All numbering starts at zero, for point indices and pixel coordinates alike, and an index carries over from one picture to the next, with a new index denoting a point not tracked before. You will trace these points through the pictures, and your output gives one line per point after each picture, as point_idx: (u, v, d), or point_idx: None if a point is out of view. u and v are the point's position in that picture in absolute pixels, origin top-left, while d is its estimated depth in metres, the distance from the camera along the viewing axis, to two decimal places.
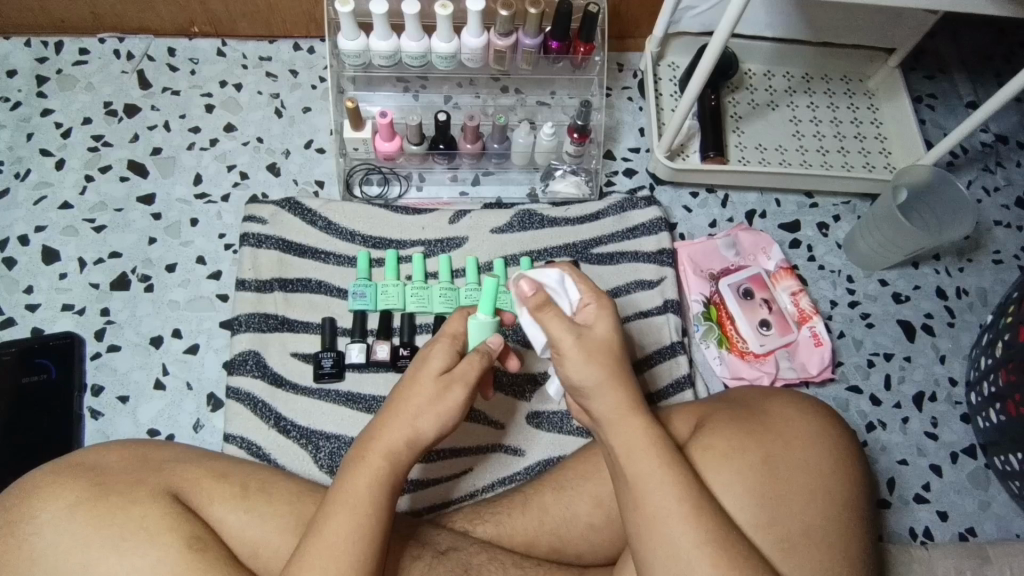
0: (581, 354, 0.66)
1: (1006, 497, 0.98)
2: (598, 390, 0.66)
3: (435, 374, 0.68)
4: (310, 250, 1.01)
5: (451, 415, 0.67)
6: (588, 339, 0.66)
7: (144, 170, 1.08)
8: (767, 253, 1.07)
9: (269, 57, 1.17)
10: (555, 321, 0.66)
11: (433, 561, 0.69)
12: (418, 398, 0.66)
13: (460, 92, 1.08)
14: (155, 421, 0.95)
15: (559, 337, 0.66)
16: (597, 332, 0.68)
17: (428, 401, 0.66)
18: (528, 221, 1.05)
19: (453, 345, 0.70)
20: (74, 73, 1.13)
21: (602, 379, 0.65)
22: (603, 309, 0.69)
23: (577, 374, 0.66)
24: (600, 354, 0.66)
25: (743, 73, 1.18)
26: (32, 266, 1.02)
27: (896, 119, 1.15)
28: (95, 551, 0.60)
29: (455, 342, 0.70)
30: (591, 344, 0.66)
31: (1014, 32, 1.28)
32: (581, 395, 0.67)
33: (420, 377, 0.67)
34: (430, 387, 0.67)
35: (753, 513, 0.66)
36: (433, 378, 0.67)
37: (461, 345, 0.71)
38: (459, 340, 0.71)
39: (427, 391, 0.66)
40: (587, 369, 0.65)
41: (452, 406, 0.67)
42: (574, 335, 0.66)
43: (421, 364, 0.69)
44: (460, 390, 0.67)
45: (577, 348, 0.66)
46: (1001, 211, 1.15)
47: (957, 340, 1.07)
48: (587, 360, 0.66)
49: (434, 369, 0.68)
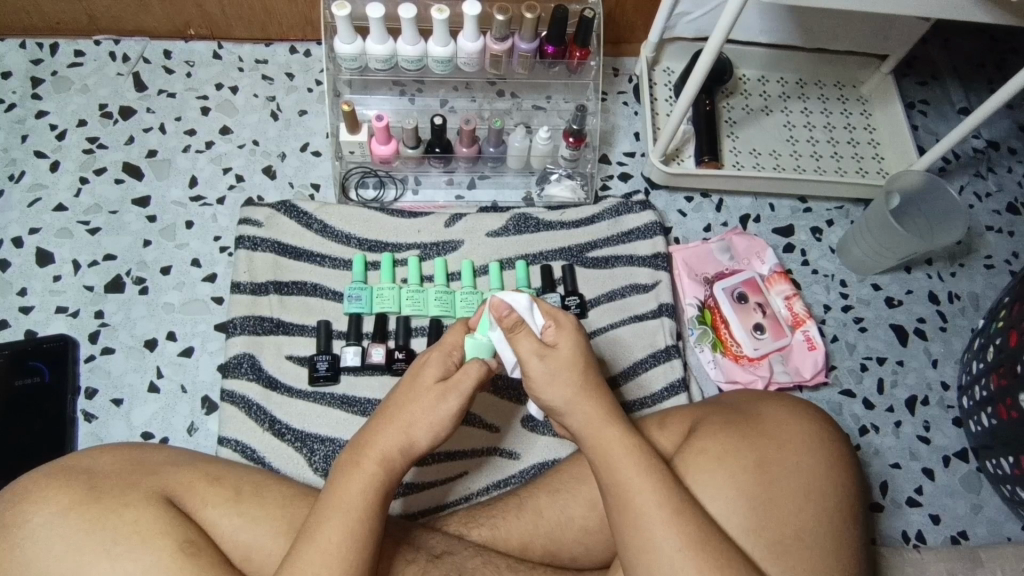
0: (546, 376, 0.67)
1: (997, 500, 0.98)
2: (571, 406, 0.67)
3: (430, 381, 0.67)
4: (305, 253, 1.01)
5: (446, 423, 0.66)
6: (556, 357, 0.67)
7: (139, 172, 1.08)
8: (761, 258, 1.08)
9: (265, 59, 1.17)
10: (525, 339, 0.67)
11: (428, 564, 0.69)
12: (406, 405, 0.66)
13: (456, 96, 1.09)
14: (148, 424, 0.94)
15: (527, 355, 0.67)
16: (560, 351, 0.67)
17: (416, 405, 0.66)
18: (524, 225, 1.05)
19: (450, 356, 0.69)
20: (70, 75, 1.13)
21: (571, 396, 0.66)
22: (563, 328, 0.69)
23: (547, 392, 0.67)
24: (569, 371, 0.67)
25: (737, 79, 1.19)
26: (25, 268, 1.02)
27: (889, 125, 1.15)
28: (88, 556, 0.59)
29: (452, 353, 0.70)
30: (557, 363, 0.67)
31: (1005, 40, 1.29)
32: (557, 413, 0.68)
33: (415, 383, 0.67)
34: (427, 395, 0.67)
35: (744, 518, 0.66)
36: (432, 385, 0.67)
37: (457, 357, 0.70)
38: (457, 351, 0.70)
39: (415, 396, 0.66)
40: (554, 389, 0.67)
41: (446, 413, 0.66)
42: (540, 356, 0.67)
43: (417, 371, 0.68)
44: (454, 399, 0.67)
45: (542, 369, 0.67)
46: (993, 216, 1.16)
47: (949, 344, 1.07)
48: (550, 383, 0.67)
49: (429, 376, 0.68)
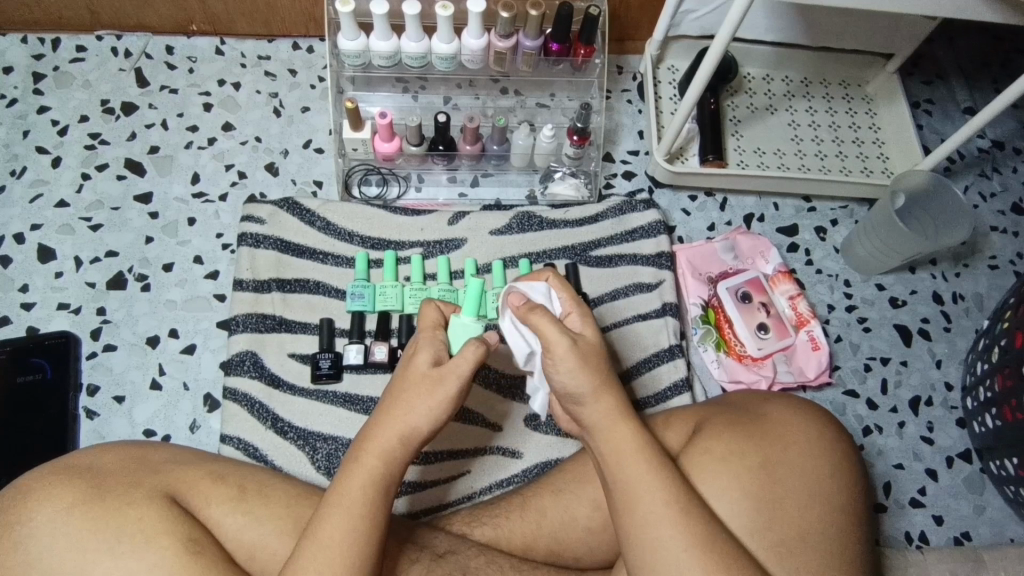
0: (575, 354, 0.65)
1: (1000, 501, 0.98)
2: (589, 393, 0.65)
3: (422, 368, 0.67)
4: (307, 250, 1.00)
5: (443, 410, 0.65)
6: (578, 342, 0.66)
7: (141, 169, 1.08)
8: (765, 257, 1.07)
9: (268, 56, 1.17)
10: (547, 322, 0.65)
11: (432, 564, 0.69)
12: (406, 392, 0.66)
13: (459, 93, 1.07)
14: (150, 422, 0.94)
15: (552, 336, 0.65)
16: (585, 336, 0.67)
17: (411, 392, 0.65)
18: (527, 223, 1.05)
19: (435, 337, 0.70)
20: (72, 71, 1.13)
21: (586, 383, 0.65)
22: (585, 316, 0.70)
23: (570, 376, 0.65)
24: (590, 355, 0.66)
25: (742, 77, 1.18)
26: (27, 265, 1.01)
27: (894, 124, 1.15)
28: (91, 555, 0.59)
29: (436, 334, 0.70)
30: (582, 345, 0.66)
31: (1010, 39, 1.28)
32: (571, 397, 0.66)
33: (411, 373, 0.67)
34: (419, 382, 0.66)
35: (750, 518, 0.66)
36: (425, 372, 0.66)
37: (441, 338, 0.70)
38: (440, 333, 0.70)
39: (415, 384, 0.66)
40: (573, 375, 0.65)
41: (445, 397, 0.65)
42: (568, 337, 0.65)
43: (409, 360, 0.68)
44: (452, 381, 0.66)
45: (569, 347, 0.65)
46: (997, 217, 1.16)
47: (953, 345, 1.07)
48: (579, 362, 0.65)
49: (422, 363, 0.67)
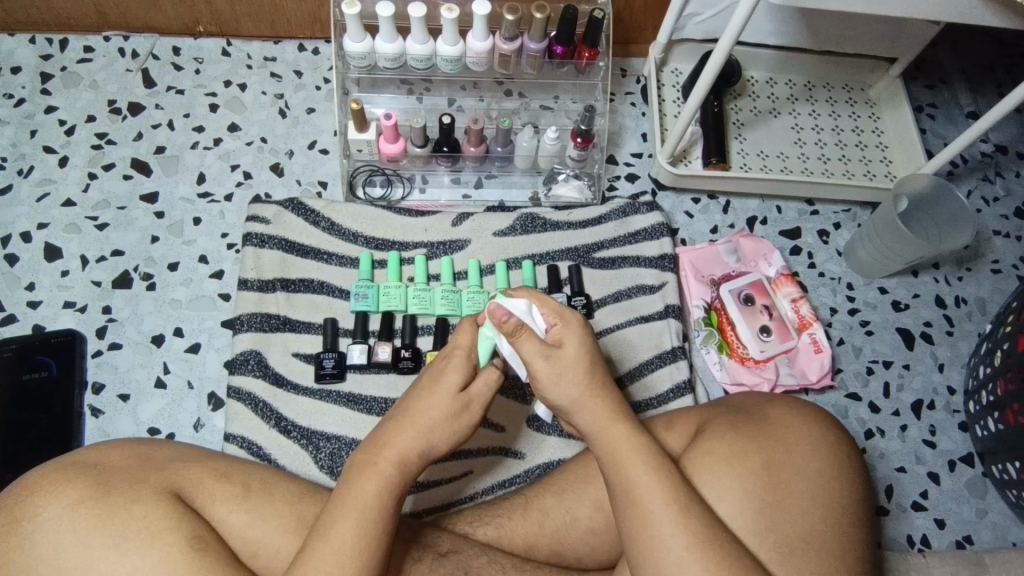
0: (552, 376, 0.67)
1: (1003, 505, 0.98)
2: (577, 404, 0.67)
3: (451, 390, 0.67)
4: (312, 250, 1.01)
5: (465, 431, 0.68)
6: (563, 358, 0.67)
7: (147, 169, 1.09)
8: (768, 260, 1.07)
9: (274, 57, 1.17)
10: (527, 342, 0.67)
11: (435, 563, 0.69)
12: (427, 409, 0.66)
13: (464, 95, 1.08)
14: (155, 420, 0.94)
15: (531, 357, 0.67)
16: (568, 349, 0.67)
17: (435, 412, 0.66)
18: (531, 225, 1.05)
19: (469, 357, 0.69)
20: (79, 71, 1.14)
21: (579, 394, 0.66)
22: (571, 325, 0.69)
23: (553, 391, 0.67)
24: (575, 369, 0.67)
25: (745, 81, 1.18)
26: (34, 263, 1.02)
27: (897, 128, 1.15)
28: (97, 551, 0.60)
29: (470, 355, 0.69)
30: (560, 364, 0.67)
31: (1014, 44, 1.29)
32: (563, 410, 0.68)
33: (435, 389, 0.67)
34: (443, 401, 0.67)
35: (752, 520, 0.66)
36: (454, 395, 0.67)
37: (473, 359, 0.69)
38: (472, 353, 0.70)
39: (435, 404, 0.66)
40: (561, 384, 0.67)
41: (469, 424, 0.68)
42: (546, 357, 0.67)
43: (438, 376, 0.68)
44: (477, 408, 0.68)
45: (548, 369, 0.67)
46: (1000, 221, 1.16)
47: (955, 349, 1.07)
48: (557, 381, 0.67)
49: (451, 385, 0.67)
